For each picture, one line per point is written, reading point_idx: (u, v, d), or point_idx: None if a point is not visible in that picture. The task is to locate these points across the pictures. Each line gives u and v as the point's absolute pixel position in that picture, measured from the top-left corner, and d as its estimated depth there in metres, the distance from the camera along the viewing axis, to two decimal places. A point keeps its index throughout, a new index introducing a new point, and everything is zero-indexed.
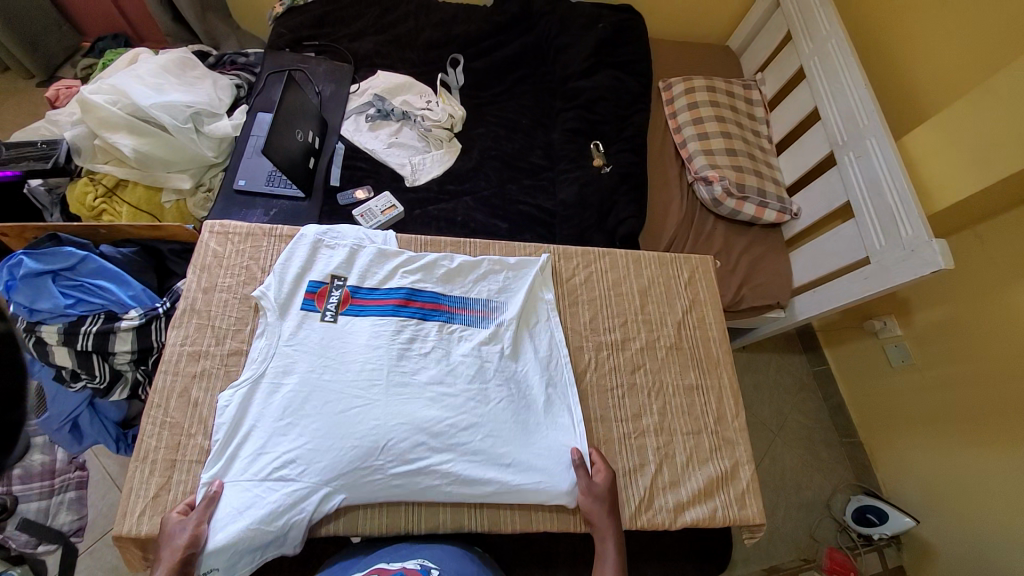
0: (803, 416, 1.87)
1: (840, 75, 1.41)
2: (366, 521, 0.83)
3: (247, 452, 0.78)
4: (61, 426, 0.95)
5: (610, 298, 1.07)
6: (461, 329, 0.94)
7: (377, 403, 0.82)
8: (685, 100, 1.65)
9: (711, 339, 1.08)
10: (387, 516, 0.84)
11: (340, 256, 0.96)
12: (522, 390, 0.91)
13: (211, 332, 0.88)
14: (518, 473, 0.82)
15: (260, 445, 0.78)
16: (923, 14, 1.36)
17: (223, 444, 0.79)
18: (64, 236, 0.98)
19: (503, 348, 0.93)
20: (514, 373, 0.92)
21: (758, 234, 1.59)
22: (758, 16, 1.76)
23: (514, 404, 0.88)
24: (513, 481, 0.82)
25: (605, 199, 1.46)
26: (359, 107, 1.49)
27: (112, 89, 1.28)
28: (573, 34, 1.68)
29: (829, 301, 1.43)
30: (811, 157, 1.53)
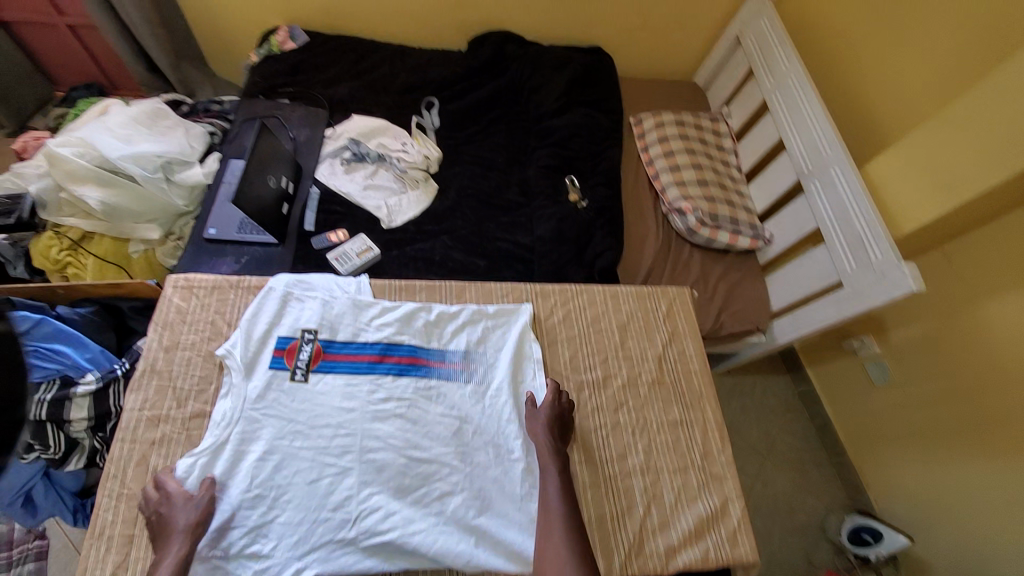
0: (792, 438, 1.86)
1: (801, 108, 1.47)
2: None
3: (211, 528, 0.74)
4: (12, 500, 0.89)
5: (589, 334, 1.05)
6: (439, 382, 0.93)
7: (351, 473, 0.81)
8: (656, 134, 1.70)
9: (692, 372, 1.05)
10: None
11: (310, 307, 0.95)
12: (501, 450, 0.88)
13: (172, 393, 0.84)
14: (491, 544, 0.80)
15: (222, 522, 0.75)
16: (876, 50, 1.45)
17: None
18: (18, 302, 0.98)
19: (485, 397, 0.93)
20: (492, 431, 0.90)
21: (735, 260, 1.60)
22: (721, 55, 1.85)
23: (491, 465, 0.87)
24: (486, 556, 0.79)
25: (582, 233, 1.47)
26: (334, 151, 1.50)
27: (80, 141, 1.27)
28: (545, 75, 1.73)
29: (806, 326, 1.45)
30: (781, 186, 1.57)
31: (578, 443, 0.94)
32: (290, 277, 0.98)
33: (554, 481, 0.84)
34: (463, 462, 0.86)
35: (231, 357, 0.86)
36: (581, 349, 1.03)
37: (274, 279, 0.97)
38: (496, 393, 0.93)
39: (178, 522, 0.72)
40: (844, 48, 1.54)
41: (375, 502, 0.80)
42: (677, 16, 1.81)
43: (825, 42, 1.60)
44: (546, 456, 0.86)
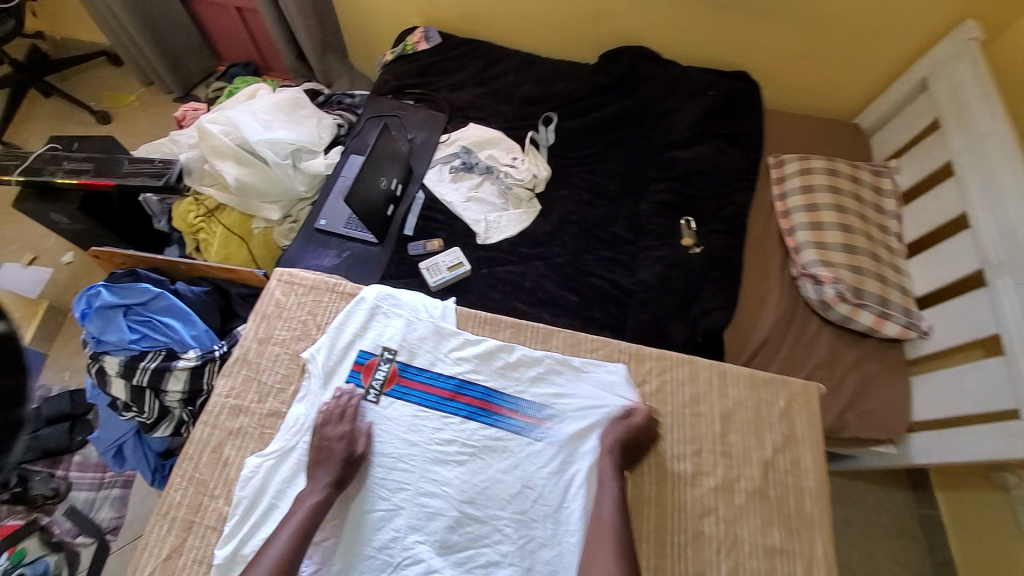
0: (904, 570, 1.51)
1: (1000, 181, 1.17)
2: None
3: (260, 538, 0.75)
4: (107, 450, 1.01)
5: (683, 417, 0.89)
6: (509, 435, 0.85)
7: (401, 513, 0.78)
8: (798, 182, 1.46)
9: (804, 491, 0.85)
10: None
11: (395, 325, 0.92)
12: (557, 534, 0.79)
13: (256, 387, 0.87)
14: None
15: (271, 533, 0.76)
16: None
17: (242, 515, 0.77)
18: (142, 273, 1.06)
19: (545, 465, 0.83)
20: (556, 510, 0.80)
21: (875, 348, 1.31)
22: (897, 98, 1.54)
23: (547, 543, 0.78)
24: None
25: (690, 284, 1.31)
26: (445, 157, 1.49)
27: (227, 121, 1.39)
28: (678, 100, 1.57)
29: (955, 454, 1.16)
30: (954, 271, 1.26)
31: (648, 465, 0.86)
32: (380, 288, 0.96)
33: (611, 495, 0.79)
34: (521, 531, 0.79)
35: (314, 361, 0.88)
36: (673, 430, 0.88)
37: (366, 290, 0.95)
38: (570, 467, 0.83)
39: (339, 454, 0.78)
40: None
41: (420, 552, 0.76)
42: (853, 47, 1.53)
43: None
44: (608, 467, 0.81)
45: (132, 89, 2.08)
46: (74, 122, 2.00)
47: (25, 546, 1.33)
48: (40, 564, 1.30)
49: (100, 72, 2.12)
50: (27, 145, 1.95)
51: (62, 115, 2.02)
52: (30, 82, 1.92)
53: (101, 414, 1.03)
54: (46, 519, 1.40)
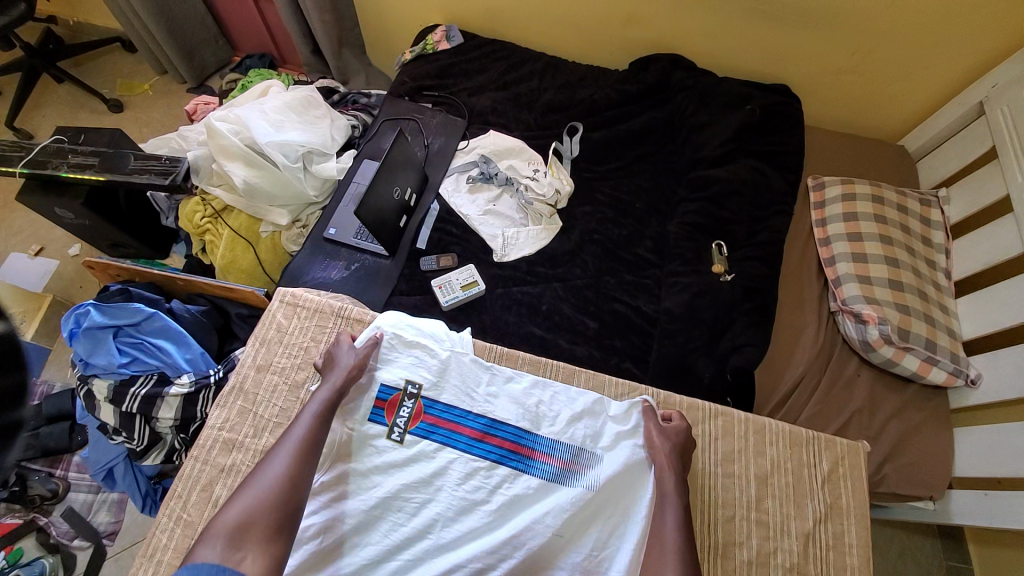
0: None
1: None
2: None
3: None
4: (98, 472, 0.95)
5: (714, 479, 0.82)
6: (546, 484, 0.78)
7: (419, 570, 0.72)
8: (840, 208, 1.35)
9: (848, 570, 0.78)
10: None
11: (419, 354, 0.86)
12: None
13: (251, 421, 0.80)
14: None
15: None
16: None
17: None
18: (135, 291, 0.98)
19: (573, 520, 0.74)
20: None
21: (917, 395, 1.22)
22: (950, 122, 1.42)
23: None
24: None
25: (719, 316, 1.22)
26: (462, 165, 1.41)
27: (236, 119, 1.33)
28: (712, 112, 1.46)
29: (1003, 520, 1.06)
30: (1010, 317, 1.15)
31: None
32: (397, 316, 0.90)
33: (671, 514, 0.74)
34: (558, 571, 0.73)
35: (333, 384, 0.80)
36: (708, 496, 0.81)
37: (383, 318, 0.89)
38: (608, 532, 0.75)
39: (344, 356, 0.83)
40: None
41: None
42: (907, 63, 1.40)
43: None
44: (666, 461, 0.78)
45: (145, 78, 2.03)
46: (85, 110, 1.96)
47: (22, 546, 1.29)
48: (36, 566, 1.26)
49: (115, 59, 2.07)
50: (38, 132, 1.90)
51: (74, 102, 1.97)
52: (42, 68, 1.87)
53: (92, 434, 0.98)
54: (43, 520, 1.34)
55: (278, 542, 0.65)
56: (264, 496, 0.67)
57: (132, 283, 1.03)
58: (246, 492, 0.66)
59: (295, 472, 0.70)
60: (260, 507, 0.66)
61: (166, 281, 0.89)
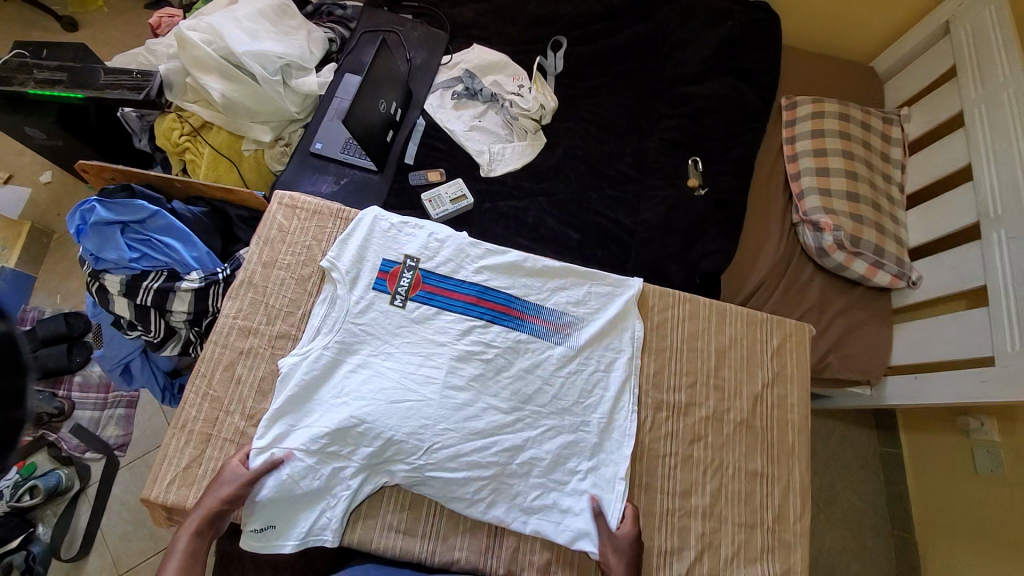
0: (857, 498, 1.70)
1: (1009, 132, 1.16)
2: (392, 510, 0.82)
3: (305, 424, 0.80)
4: (114, 367, 1.02)
5: (682, 352, 0.95)
6: (533, 339, 0.90)
7: (428, 405, 0.83)
8: (809, 125, 1.43)
9: (789, 424, 0.93)
10: (409, 514, 0.82)
11: (415, 238, 0.93)
12: (578, 437, 0.85)
13: (264, 309, 0.86)
14: (541, 523, 0.80)
15: (316, 415, 0.80)
16: None
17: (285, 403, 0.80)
18: (139, 189, 1.01)
19: (564, 365, 0.89)
20: (577, 426, 0.86)
21: (863, 296, 1.37)
22: (916, 39, 1.47)
23: (565, 431, 0.85)
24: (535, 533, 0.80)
25: (693, 226, 1.31)
26: (446, 81, 1.40)
27: (208, 28, 1.27)
28: (694, 28, 1.47)
29: (928, 396, 1.24)
30: (951, 224, 1.28)
31: (654, 389, 0.92)
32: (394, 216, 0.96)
33: None
34: (553, 406, 0.86)
35: (342, 252, 0.88)
36: (675, 368, 0.93)
37: (378, 212, 0.94)
38: (597, 390, 0.89)
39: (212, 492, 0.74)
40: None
41: (475, 427, 0.83)
42: None
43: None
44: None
45: None
46: (37, 27, 1.82)
47: (35, 461, 1.35)
48: (51, 477, 1.30)
49: None
50: None
51: (21, 18, 1.82)
52: None
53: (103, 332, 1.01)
54: (52, 436, 1.36)
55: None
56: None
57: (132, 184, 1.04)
58: None
59: None
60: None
61: (167, 179, 0.91)
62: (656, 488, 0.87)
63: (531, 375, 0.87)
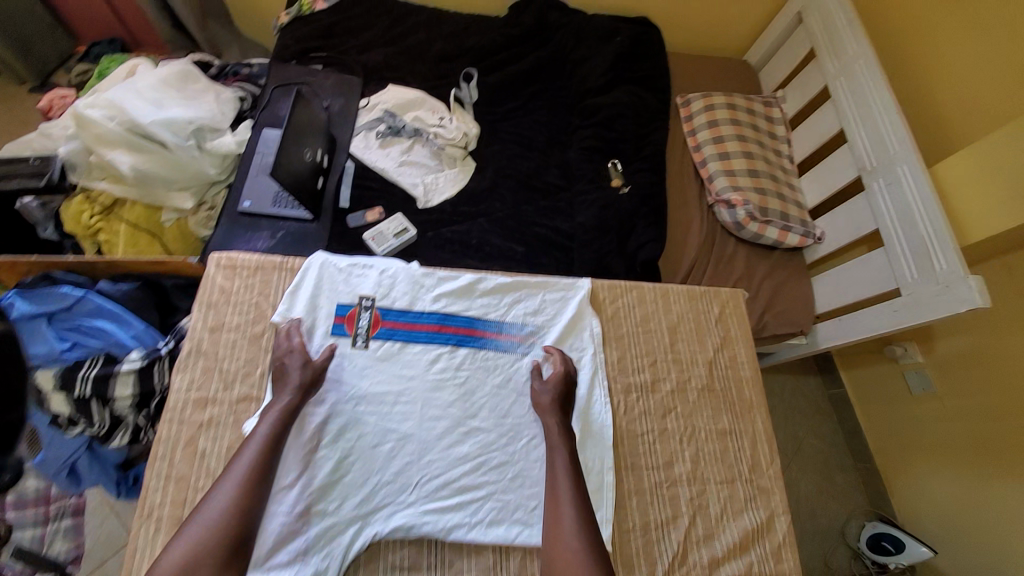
0: (817, 440, 1.85)
1: (868, 97, 1.37)
2: (392, 556, 0.78)
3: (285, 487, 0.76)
4: (58, 471, 0.91)
5: (638, 335, 1.01)
6: (498, 354, 0.92)
7: (412, 439, 0.83)
8: (704, 117, 1.60)
9: (743, 380, 1.02)
10: (410, 555, 0.79)
11: (366, 278, 0.93)
12: None
13: (219, 376, 0.82)
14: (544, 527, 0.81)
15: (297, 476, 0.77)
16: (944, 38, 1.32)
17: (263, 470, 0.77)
18: (60, 275, 1.00)
19: (535, 372, 0.92)
20: None
21: (781, 257, 1.53)
22: (778, 32, 1.71)
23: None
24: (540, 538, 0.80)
25: (624, 222, 1.42)
26: (368, 123, 1.43)
27: (108, 103, 1.21)
28: (589, 47, 1.62)
29: (854, 332, 1.39)
30: (837, 182, 1.48)
31: (621, 374, 0.97)
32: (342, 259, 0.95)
33: (561, 454, 0.81)
34: (531, 415, 0.89)
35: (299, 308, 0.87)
36: (634, 354, 0.99)
37: (325, 257, 0.93)
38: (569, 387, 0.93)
39: (293, 378, 0.79)
40: (908, 35, 1.41)
41: (460, 452, 0.83)
42: None
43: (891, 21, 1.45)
44: (556, 434, 0.84)
45: None
46: None
47: None
48: None
49: None
50: None
51: None
52: None
53: (41, 435, 0.90)
54: None
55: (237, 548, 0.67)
56: (214, 531, 0.66)
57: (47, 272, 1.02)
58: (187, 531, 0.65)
59: (240, 507, 0.68)
60: (206, 545, 0.64)
61: (84, 264, 0.90)
62: (642, 467, 0.91)
63: (505, 388, 0.89)
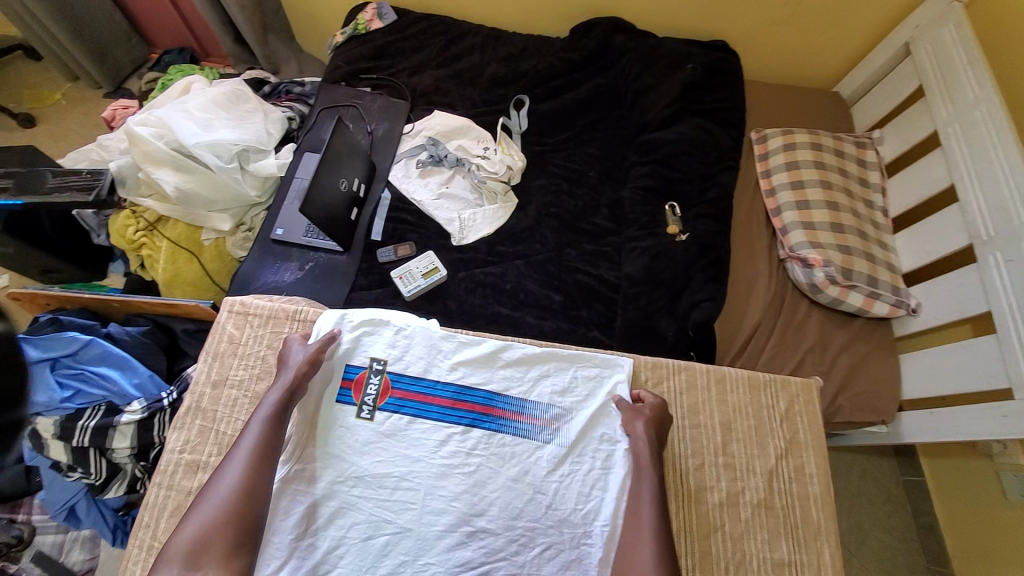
0: (886, 533, 1.58)
1: (989, 152, 1.12)
2: None
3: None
4: (59, 512, 0.96)
5: (684, 430, 0.86)
6: (516, 441, 0.81)
7: (409, 535, 0.73)
8: (783, 158, 1.40)
9: (810, 498, 0.84)
10: None
11: (381, 338, 0.85)
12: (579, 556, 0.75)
13: (214, 438, 0.77)
14: None
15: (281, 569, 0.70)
16: None
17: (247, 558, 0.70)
18: (65, 319, 1.03)
19: (556, 468, 0.79)
20: (581, 541, 0.75)
21: (864, 328, 1.31)
22: (882, 61, 1.47)
23: (565, 548, 0.75)
24: None
25: (678, 275, 1.26)
26: (410, 150, 1.37)
27: (158, 122, 1.23)
28: (656, 74, 1.46)
29: (949, 433, 1.15)
30: (942, 247, 1.24)
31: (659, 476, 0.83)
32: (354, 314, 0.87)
33: (648, 494, 0.76)
34: (549, 520, 0.76)
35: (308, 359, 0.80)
36: (676, 450, 0.85)
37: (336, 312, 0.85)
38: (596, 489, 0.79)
39: (294, 356, 0.79)
40: None
41: (462, 557, 0.73)
42: (837, 10, 1.44)
43: (1019, 56, 1.20)
44: (645, 463, 0.78)
45: (56, 86, 1.89)
46: None
47: None
48: None
49: (17, 69, 1.92)
50: None
51: None
52: None
53: (45, 475, 0.97)
54: (12, 568, 1.24)
55: (239, 533, 0.65)
56: (221, 509, 0.65)
57: (63, 309, 1.06)
58: (202, 508, 0.65)
59: (249, 483, 0.68)
60: (219, 518, 0.65)
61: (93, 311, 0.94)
62: None
63: (519, 484, 0.78)
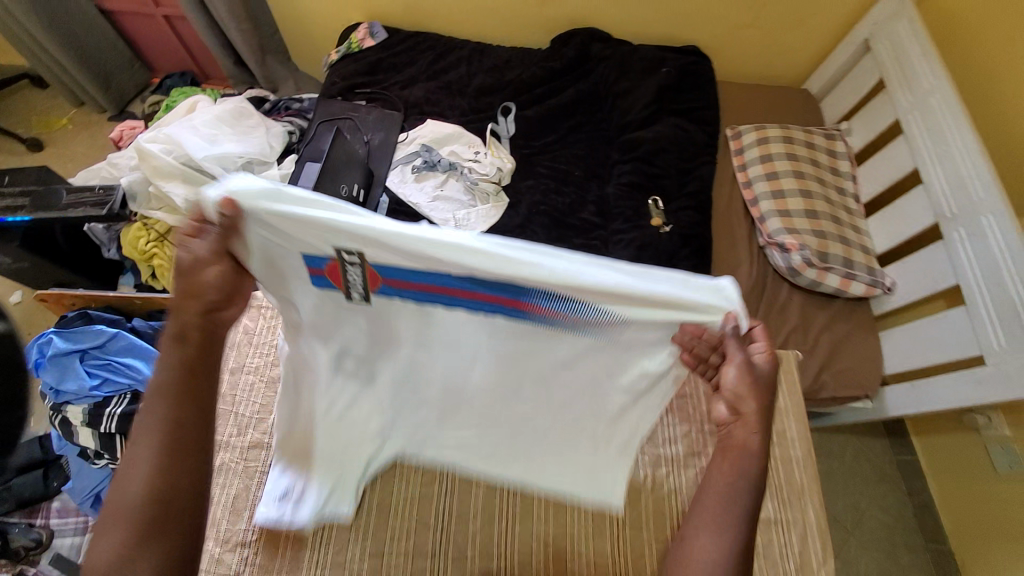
0: (882, 512, 1.62)
1: (945, 135, 1.21)
2: (400, 482, 0.81)
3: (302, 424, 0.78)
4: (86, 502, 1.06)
5: (671, 400, 0.92)
6: (542, 332, 0.62)
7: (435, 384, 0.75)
8: (757, 152, 1.49)
9: (793, 460, 0.90)
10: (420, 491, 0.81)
11: (333, 221, 0.53)
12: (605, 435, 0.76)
13: (233, 420, 0.83)
14: None
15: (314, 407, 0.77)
16: None
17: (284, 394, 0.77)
18: (95, 315, 1.13)
19: (592, 359, 0.65)
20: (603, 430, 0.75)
21: (843, 308, 1.38)
22: (844, 58, 1.57)
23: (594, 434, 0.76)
24: None
25: (663, 263, 1.33)
26: (405, 157, 1.45)
27: (168, 139, 1.31)
28: (633, 78, 1.56)
29: (930, 402, 1.20)
30: (911, 226, 1.31)
31: (650, 445, 0.88)
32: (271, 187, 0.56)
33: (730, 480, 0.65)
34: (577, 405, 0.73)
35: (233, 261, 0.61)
36: (663, 417, 0.91)
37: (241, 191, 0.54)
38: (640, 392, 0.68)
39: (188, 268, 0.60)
40: (995, 69, 1.25)
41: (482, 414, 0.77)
42: (797, 14, 1.55)
43: (974, 51, 1.30)
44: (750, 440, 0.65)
45: (61, 112, 1.98)
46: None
47: None
48: None
49: (23, 97, 2.01)
50: None
51: None
52: None
53: (73, 465, 1.08)
54: (32, 571, 1.30)
55: (163, 538, 0.57)
56: (129, 524, 0.56)
57: (91, 308, 1.17)
58: (111, 526, 0.56)
59: (162, 489, 0.57)
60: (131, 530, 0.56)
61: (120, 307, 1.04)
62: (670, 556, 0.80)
63: None
